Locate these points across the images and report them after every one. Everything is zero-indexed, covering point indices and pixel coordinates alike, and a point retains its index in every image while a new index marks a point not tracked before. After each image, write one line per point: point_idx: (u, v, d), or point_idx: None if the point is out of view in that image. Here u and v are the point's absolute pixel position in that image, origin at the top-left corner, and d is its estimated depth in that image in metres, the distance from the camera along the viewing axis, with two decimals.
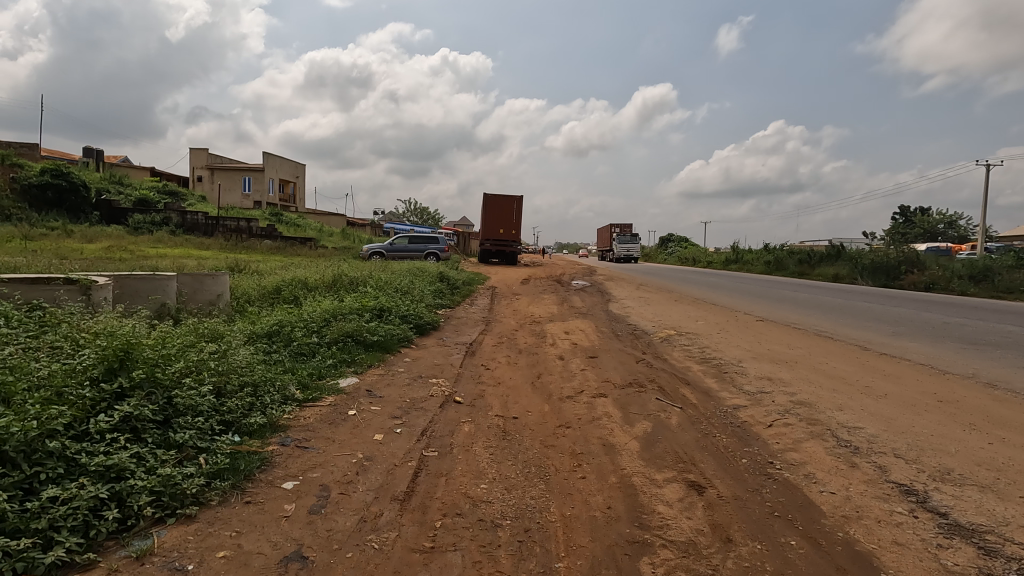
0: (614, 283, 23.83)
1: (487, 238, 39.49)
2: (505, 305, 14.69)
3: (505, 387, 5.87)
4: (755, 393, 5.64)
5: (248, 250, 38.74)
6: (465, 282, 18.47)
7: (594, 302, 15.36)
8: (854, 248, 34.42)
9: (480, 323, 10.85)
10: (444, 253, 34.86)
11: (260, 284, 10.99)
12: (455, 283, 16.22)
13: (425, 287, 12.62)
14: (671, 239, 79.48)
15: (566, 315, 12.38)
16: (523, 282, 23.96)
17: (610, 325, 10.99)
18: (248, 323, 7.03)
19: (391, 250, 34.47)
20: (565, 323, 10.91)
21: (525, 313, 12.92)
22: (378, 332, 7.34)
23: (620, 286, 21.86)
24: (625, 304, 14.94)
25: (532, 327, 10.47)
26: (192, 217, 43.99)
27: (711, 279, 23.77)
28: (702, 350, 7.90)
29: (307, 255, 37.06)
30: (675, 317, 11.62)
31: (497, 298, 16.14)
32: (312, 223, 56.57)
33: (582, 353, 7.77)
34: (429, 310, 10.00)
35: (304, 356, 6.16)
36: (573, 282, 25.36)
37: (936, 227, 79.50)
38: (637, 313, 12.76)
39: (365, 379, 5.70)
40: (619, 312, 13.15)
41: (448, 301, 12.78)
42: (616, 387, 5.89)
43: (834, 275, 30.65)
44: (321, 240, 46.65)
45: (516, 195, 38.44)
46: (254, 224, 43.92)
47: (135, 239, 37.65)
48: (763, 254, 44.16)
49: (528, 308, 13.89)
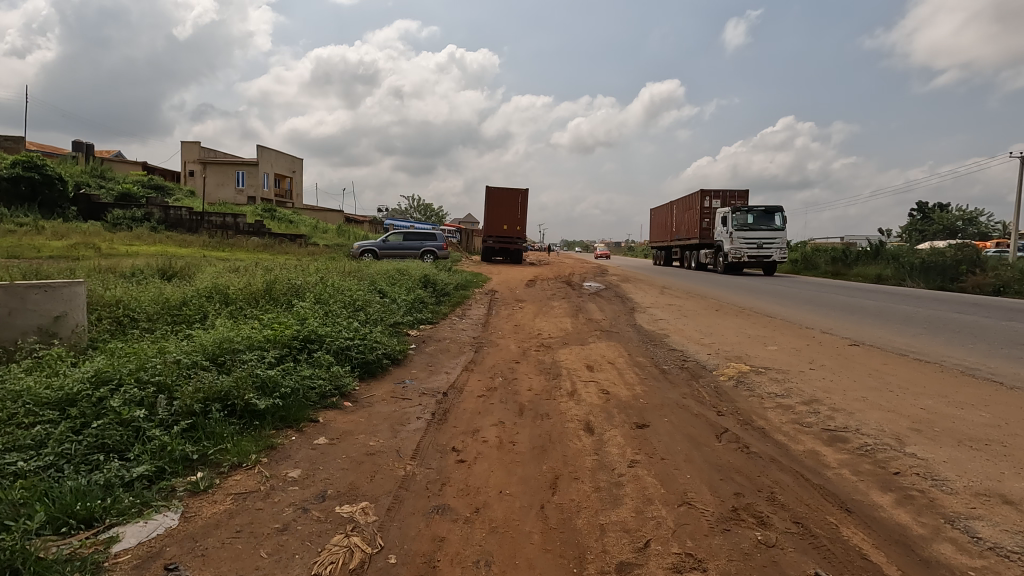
0: (632, 286, 20.84)
1: (490, 235, 36.46)
2: (504, 316, 11.71)
3: (486, 532, 2.85)
4: (1013, 552, 2.67)
5: (232, 249, 35.89)
6: (458, 286, 15.53)
7: (616, 313, 12.30)
8: (894, 246, 31.34)
9: (468, 349, 7.84)
10: (442, 250, 32.05)
11: (166, 294, 8.04)
12: (443, 289, 13.23)
13: (396, 298, 9.64)
14: None
15: (585, 332, 9.41)
16: (527, 284, 21.08)
17: (647, 351, 7.97)
18: (46, 378, 4.07)
19: (384, 248, 31.53)
20: (584, 348, 7.92)
21: (529, 329, 9.95)
22: (282, 387, 4.37)
23: (640, 290, 18.85)
24: (655, 316, 11.85)
25: (539, 355, 7.49)
26: (176, 212, 41.21)
27: (743, 282, 20.74)
28: (816, 412, 4.90)
29: (295, 254, 34.34)
30: (732, 339, 8.59)
31: (496, 307, 13.13)
32: (307, 219, 53.96)
33: (624, 417, 4.74)
34: (392, 334, 7.02)
35: (103, 456, 3.20)
36: (585, 285, 22.47)
37: (960, 224, 76.12)
38: (677, 331, 9.73)
39: (189, 524, 2.72)
40: (651, 328, 10.15)
41: (427, 314, 9.77)
42: (715, 532, 2.86)
43: (877, 276, 27.50)
44: (314, 236, 44.00)
45: (522, 188, 35.55)
46: (242, 220, 41.11)
47: (110, 237, 34.96)
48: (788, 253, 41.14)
49: (535, 321, 10.89)
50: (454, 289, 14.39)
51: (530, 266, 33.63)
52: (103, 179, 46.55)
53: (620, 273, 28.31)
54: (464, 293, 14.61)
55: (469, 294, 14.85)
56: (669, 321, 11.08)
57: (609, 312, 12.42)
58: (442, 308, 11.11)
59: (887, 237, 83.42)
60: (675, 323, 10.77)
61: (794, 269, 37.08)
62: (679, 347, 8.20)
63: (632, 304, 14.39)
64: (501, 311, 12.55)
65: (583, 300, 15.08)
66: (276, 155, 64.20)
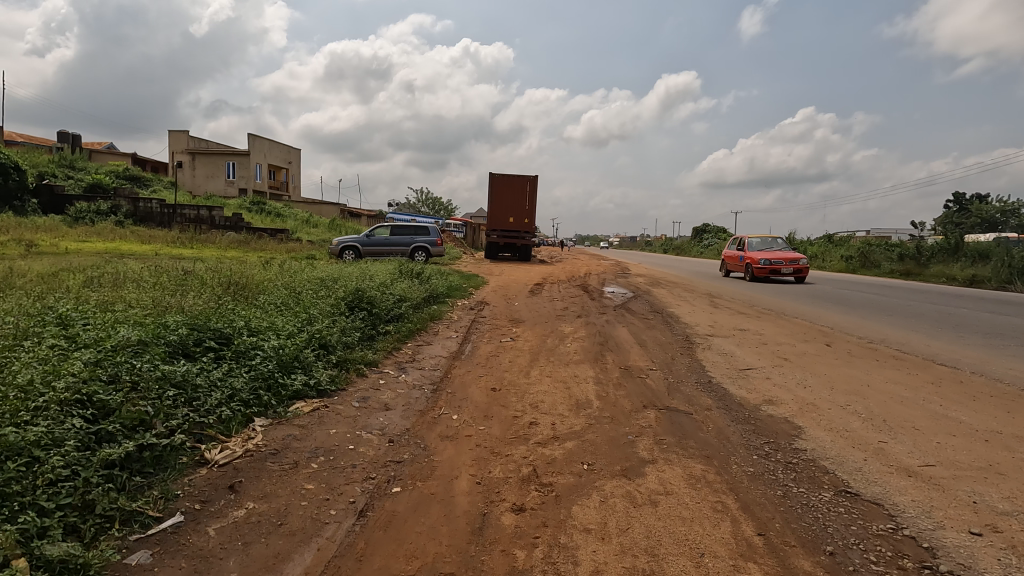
0: (668, 295, 15.99)
1: (493, 229, 31.66)
2: (480, 361, 6.96)
3: None
4: None
5: (201, 246, 31.49)
6: (427, 300, 10.85)
7: (664, 354, 7.52)
8: (978, 241, 26.23)
9: (345, 505, 3.12)
10: (436, 245, 27.55)
11: None
12: (391, 310, 8.48)
13: (251, 343, 4.97)
14: (706, 231, 71.12)
15: (626, 420, 4.66)
16: (532, 292, 16.35)
17: (797, 507, 3.20)
18: None
19: (368, 244, 26.81)
20: (636, 501, 3.17)
21: (518, 399, 5.21)
22: None
23: (684, 301, 14.00)
24: (734, 361, 7.06)
25: (518, 544, 2.77)
26: (146, 205, 37.01)
27: (813, 292, 15.79)
28: None
29: (269, 252, 30.02)
30: (965, 457, 3.80)
31: (473, 339, 8.43)
32: (298, 213, 49.84)
33: None
34: (49, 522, 2.35)
35: None
36: (606, 291, 17.72)
37: (999, 218, 69.99)
38: (807, 410, 4.94)
39: None
40: (749, 399, 5.34)
41: (306, 376, 5.05)
42: None
43: (970, 279, 22.44)
44: (299, 231, 39.69)
45: (530, 174, 30.86)
46: (218, 213, 36.85)
47: (63, 232, 30.85)
48: (837, 251, 36.12)
49: (530, 375, 6.14)
50: (416, 308, 9.72)
51: (538, 265, 28.90)
52: (72, 170, 42.47)
53: (647, 275, 23.55)
54: (433, 314, 9.91)
55: (441, 314, 10.13)
56: (769, 374, 6.28)
57: (654, 352, 7.64)
58: (367, 353, 6.41)
59: (926, 229, 77.59)
60: (781, 381, 5.98)
61: (847, 267, 31.92)
62: (860, 488, 3.43)
63: (683, 330, 9.56)
64: (481, 347, 7.83)
65: (608, 323, 10.30)
66: (269, 144, 59.90)
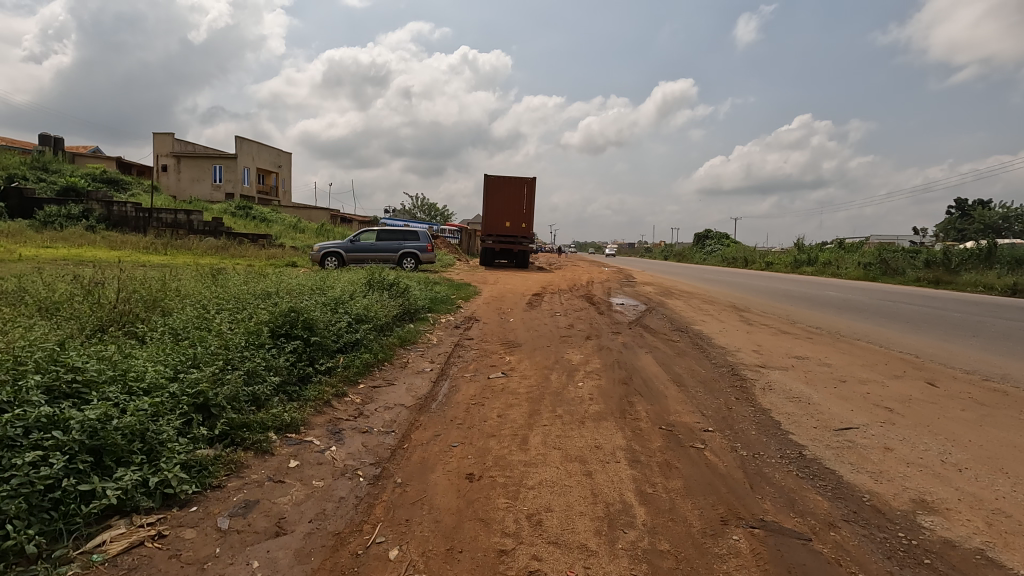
0: (686, 308, 13.98)
1: (488, 233, 29.57)
2: (458, 414, 4.87)
3: None
4: None
5: (175, 253, 29.32)
6: (400, 319, 8.77)
7: (714, 399, 5.43)
8: (1011, 246, 24.32)
9: None
10: (426, 252, 25.47)
11: None
12: (346, 334, 6.39)
13: (44, 418, 2.88)
14: (708, 237, 69.30)
15: (702, 565, 2.56)
16: (531, 304, 14.33)
17: None
18: None
19: (353, 249, 24.74)
20: None
21: (508, 506, 3.12)
22: None
23: (710, 316, 11.93)
24: (818, 413, 4.99)
25: None
26: (120, 208, 34.81)
27: (852, 304, 13.79)
28: None
29: (248, 259, 27.89)
30: None
31: (453, 376, 6.33)
32: (286, 218, 47.82)
33: None
34: None
35: None
36: (614, 302, 15.70)
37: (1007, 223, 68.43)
38: (1009, 534, 2.85)
39: None
40: (889, 503, 3.24)
41: (141, 471, 2.97)
42: None
43: (1010, 287, 20.51)
44: (284, 237, 37.56)
45: (528, 176, 28.92)
46: (197, 217, 34.74)
47: (26, 237, 28.60)
48: (853, 258, 34.18)
49: (529, 446, 4.05)
50: (384, 330, 7.62)
51: (536, 273, 26.85)
52: (45, 172, 40.36)
53: (656, 284, 21.54)
54: (407, 338, 7.79)
55: (416, 338, 8.03)
56: (886, 441, 4.20)
57: (699, 395, 5.56)
58: (286, 410, 4.32)
59: (932, 234, 75.97)
60: (915, 458, 3.90)
61: (865, 274, 29.84)
62: None
63: (724, 358, 7.50)
64: (461, 389, 5.74)
65: (625, 347, 8.23)
66: (257, 147, 57.82)
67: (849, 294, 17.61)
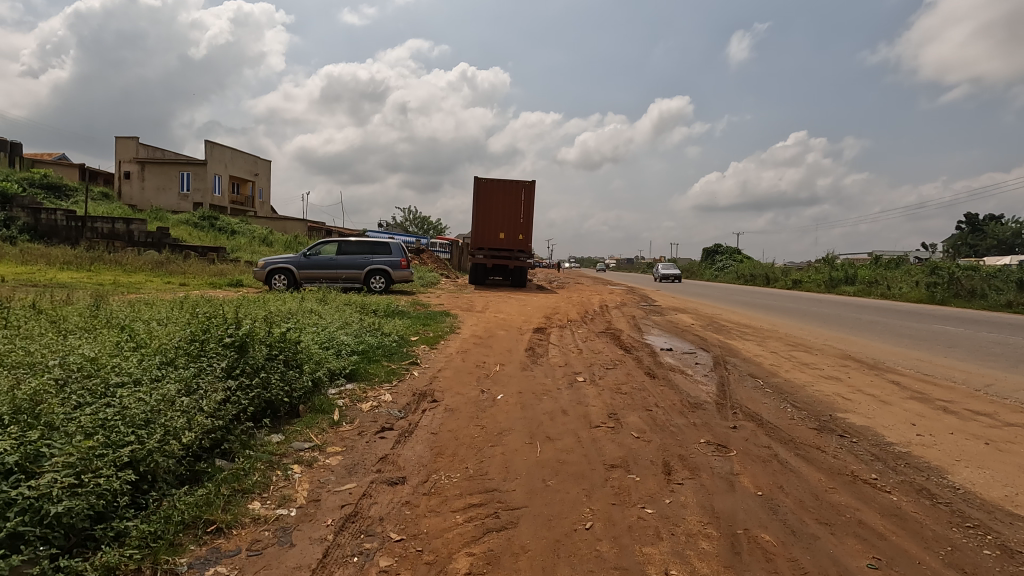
0: (775, 359, 8.94)
1: (478, 247, 24.55)
2: None
3: None
4: None
5: (98, 269, 24.10)
6: (221, 439, 3.65)
7: None
8: None
9: None
10: (399, 268, 20.44)
11: None
12: None
13: None
14: (718, 251, 64.46)
15: None
16: (532, 350, 9.31)
17: None
18: None
19: (306, 265, 19.64)
20: None
21: None
22: None
23: (847, 386, 6.86)
24: None
25: None
26: (49, 216, 29.62)
27: None
28: None
29: (183, 277, 22.74)
30: None
31: None
32: (255, 228, 42.80)
33: None
34: None
35: None
36: (657, 345, 10.67)
37: None
38: None
39: None
40: None
41: None
42: None
43: None
44: (245, 251, 32.38)
45: (526, 179, 24.09)
46: (137, 227, 29.55)
47: None
48: (906, 275, 29.24)
49: None
50: (101, 523, 2.59)
51: (537, 294, 21.91)
52: None
53: (694, 312, 16.58)
54: (178, 544, 2.73)
55: (227, 518, 2.97)
56: None
57: None
58: None
59: (952, 250, 71.52)
60: None
61: (929, 296, 24.82)
62: None
63: None
64: None
65: (790, 525, 3.17)
66: (231, 154, 53.01)
67: (978, 328, 12.55)
